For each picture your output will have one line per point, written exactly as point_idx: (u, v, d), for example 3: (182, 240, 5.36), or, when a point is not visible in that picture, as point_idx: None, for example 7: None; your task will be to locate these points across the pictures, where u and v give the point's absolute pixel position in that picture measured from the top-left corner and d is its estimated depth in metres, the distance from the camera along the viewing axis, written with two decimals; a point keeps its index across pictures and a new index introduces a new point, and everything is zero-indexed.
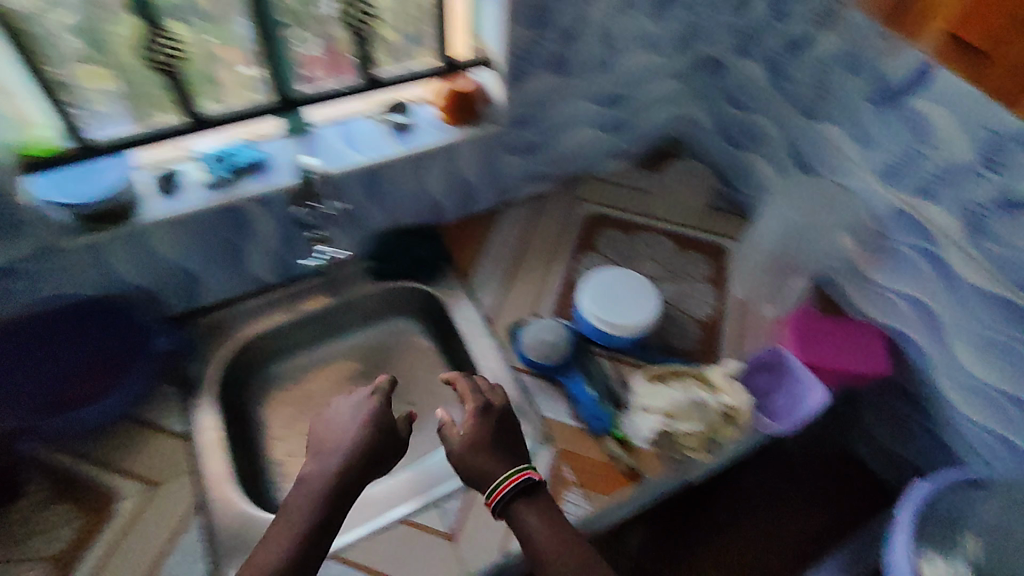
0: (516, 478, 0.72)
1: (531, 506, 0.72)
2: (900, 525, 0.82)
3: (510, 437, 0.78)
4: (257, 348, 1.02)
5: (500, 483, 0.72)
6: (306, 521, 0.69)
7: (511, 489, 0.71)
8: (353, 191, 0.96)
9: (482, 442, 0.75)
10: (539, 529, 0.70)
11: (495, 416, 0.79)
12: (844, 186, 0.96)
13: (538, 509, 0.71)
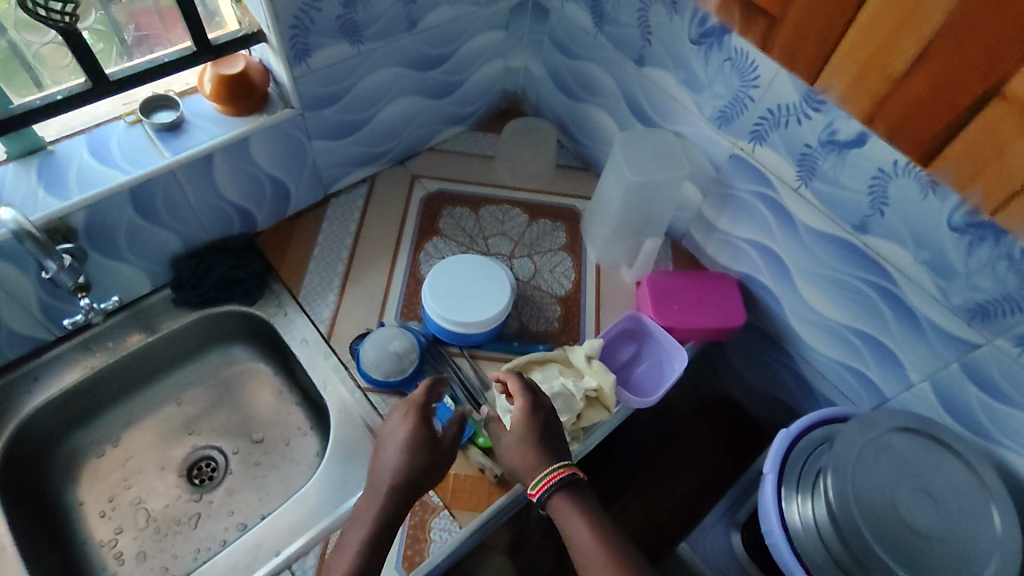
0: (553, 478, 0.66)
1: (577, 503, 0.65)
2: (766, 475, 0.83)
3: (553, 436, 0.70)
4: (51, 420, 0.85)
5: (543, 478, 0.66)
6: (354, 553, 0.63)
7: (553, 487, 0.65)
8: (123, 218, 0.79)
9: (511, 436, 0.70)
10: (588, 536, 0.63)
11: (537, 409, 0.72)
12: (680, 134, 0.90)
13: (575, 505, 0.65)
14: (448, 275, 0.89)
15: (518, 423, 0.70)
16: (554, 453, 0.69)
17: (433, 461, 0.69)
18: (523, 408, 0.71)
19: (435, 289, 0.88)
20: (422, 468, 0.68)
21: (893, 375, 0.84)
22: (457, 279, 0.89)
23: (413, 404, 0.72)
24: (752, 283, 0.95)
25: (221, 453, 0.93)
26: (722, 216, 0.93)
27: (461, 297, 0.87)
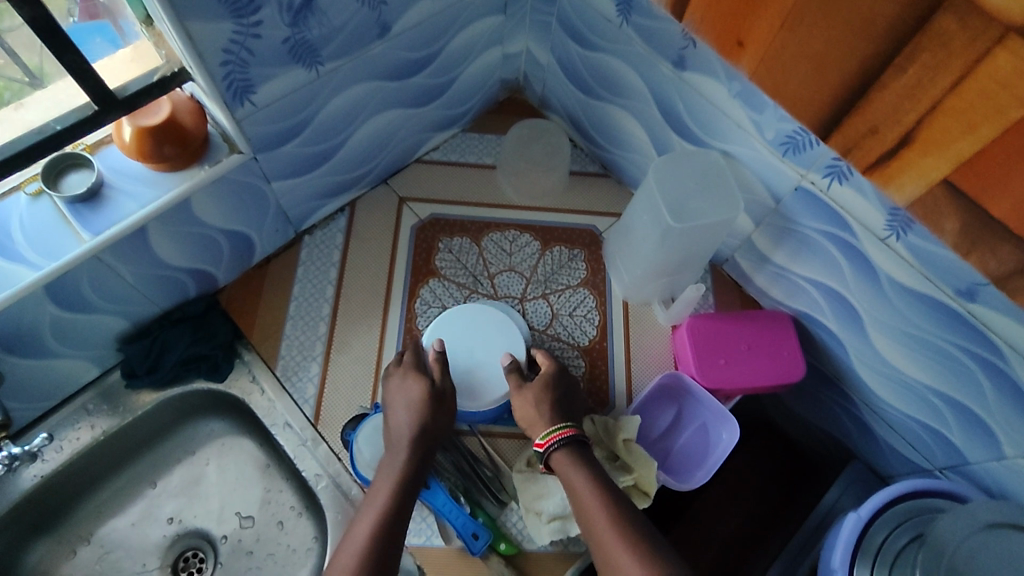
0: (565, 432, 0.67)
1: (576, 458, 0.66)
2: (835, 572, 0.73)
3: (563, 397, 0.72)
4: (3, 535, 0.74)
5: (553, 431, 0.67)
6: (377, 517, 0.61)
7: (564, 438, 0.66)
8: (43, 318, 0.63)
9: (529, 389, 0.72)
10: (590, 488, 0.63)
11: (557, 369, 0.74)
12: (728, 155, 0.72)
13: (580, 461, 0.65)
14: (500, 331, 0.78)
15: (540, 378, 0.73)
16: (562, 412, 0.71)
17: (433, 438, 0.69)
18: (551, 365, 0.74)
19: (484, 322, 0.78)
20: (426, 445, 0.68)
21: (980, 444, 0.71)
22: (495, 343, 0.77)
23: (410, 374, 0.72)
24: (810, 322, 0.80)
25: (209, 543, 0.82)
26: (778, 249, 0.76)
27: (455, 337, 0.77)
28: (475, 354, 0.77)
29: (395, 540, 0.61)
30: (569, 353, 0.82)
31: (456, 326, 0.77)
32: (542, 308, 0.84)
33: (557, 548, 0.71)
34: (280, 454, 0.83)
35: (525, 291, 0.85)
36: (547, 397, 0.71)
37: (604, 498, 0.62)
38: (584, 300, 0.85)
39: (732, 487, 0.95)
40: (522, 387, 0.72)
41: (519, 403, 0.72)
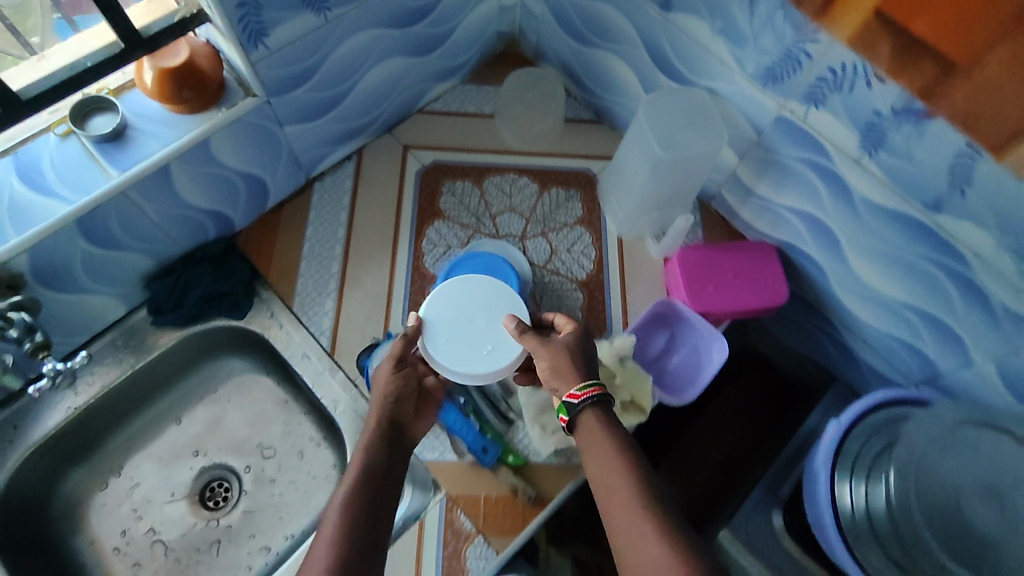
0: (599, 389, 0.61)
1: (603, 422, 0.60)
2: (818, 472, 0.79)
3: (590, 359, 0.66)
4: (40, 466, 0.78)
5: (586, 386, 0.61)
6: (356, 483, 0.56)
7: (600, 393, 0.60)
8: (77, 252, 0.67)
9: (553, 347, 0.65)
10: (612, 458, 0.57)
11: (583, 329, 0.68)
12: (714, 91, 0.77)
13: (601, 425, 0.59)
14: (499, 298, 0.73)
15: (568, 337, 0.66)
16: (591, 370, 0.64)
17: (403, 433, 0.64)
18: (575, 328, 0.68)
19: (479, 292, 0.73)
20: (399, 437, 0.63)
21: (951, 355, 0.76)
22: (495, 311, 0.72)
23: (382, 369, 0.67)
24: (793, 251, 0.86)
25: (233, 473, 0.87)
26: (761, 182, 0.81)
27: (451, 308, 0.72)
28: (475, 324, 0.72)
29: (374, 526, 0.54)
30: (569, 285, 0.87)
31: (450, 297, 0.73)
32: (541, 245, 0.89)
33: (561, 459, 0.77)
34: (298, 388, 0.88)
35: (525, 229, 0.90)
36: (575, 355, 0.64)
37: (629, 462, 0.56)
38: (581, 237, 0.90)
39: (718, 419, 1.01)
40: (547, 343, 0.65)
41: (543, 360, 0.65)
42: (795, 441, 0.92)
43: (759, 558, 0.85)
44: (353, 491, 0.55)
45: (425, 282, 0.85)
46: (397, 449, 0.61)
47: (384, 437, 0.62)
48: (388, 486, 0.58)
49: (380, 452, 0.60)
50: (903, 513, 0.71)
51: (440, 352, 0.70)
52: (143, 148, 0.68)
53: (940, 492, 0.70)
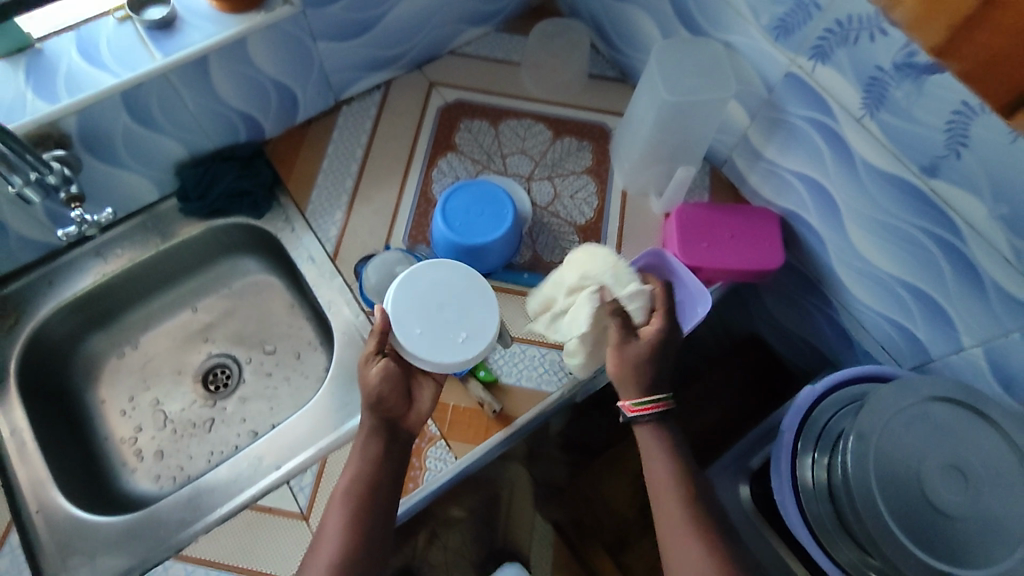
0: (655, 404, 0.70)
1: (659, 437, 0.71)
2: (783, 432, 0.77)
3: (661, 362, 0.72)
4: (69, 321, 0.87)
5: (648, 401, 0.70)
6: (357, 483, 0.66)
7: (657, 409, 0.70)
8: (120, 123, 0.75)
9: (625, 356, 0.71)
10: (666, 469, 0.69)
11: (664, 333, 0.72)
12: (729, 46, 0.78)
13: (661, 446, 0.70)
14: (466, 286, 0.71)
15: (648, 348, 0.71)
16: (650, 379, 0.71)
17: (395, 431, 0.71)
18: (657, 332, 0.72)
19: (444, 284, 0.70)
20: (389, 436, 0.70)
21: (942, 338, 0.74)
22: (463, 298, 0.70)
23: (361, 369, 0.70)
24: (796, 221, 0.85)
25: (235, 361, 0.93)
26: (770, 143, 0.82)
27: (417, 300, 0.69)
28: (446, 311, 0.69)
29: (370, 533, 0.65)
30: (567, 226, 0.89)
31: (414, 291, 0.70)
32: (545, 188, 0.91)
33: (531, 383, 0.80)
34: (301, 293, 0.94)
35: (534, 171, 0.93)
36: (645, 369, 0.70)
37: (681, 486, 0.68)
38: (586, 185, 0.92)
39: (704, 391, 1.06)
40: (623, 347, 0.71)
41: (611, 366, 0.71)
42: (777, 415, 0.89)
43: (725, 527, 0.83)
44: (344, 513, 0.65)
45: (430, 207, 0.89)
46: (387, 455, 0.69)
47: (372, 446, 0.69)
48: (380, 492, 0.67)
49: (368, 465, 0.67)
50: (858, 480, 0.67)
51: (413, 344, 0.67)
52: (187, 38, 0.75)
53: (902, 465, 0.66)
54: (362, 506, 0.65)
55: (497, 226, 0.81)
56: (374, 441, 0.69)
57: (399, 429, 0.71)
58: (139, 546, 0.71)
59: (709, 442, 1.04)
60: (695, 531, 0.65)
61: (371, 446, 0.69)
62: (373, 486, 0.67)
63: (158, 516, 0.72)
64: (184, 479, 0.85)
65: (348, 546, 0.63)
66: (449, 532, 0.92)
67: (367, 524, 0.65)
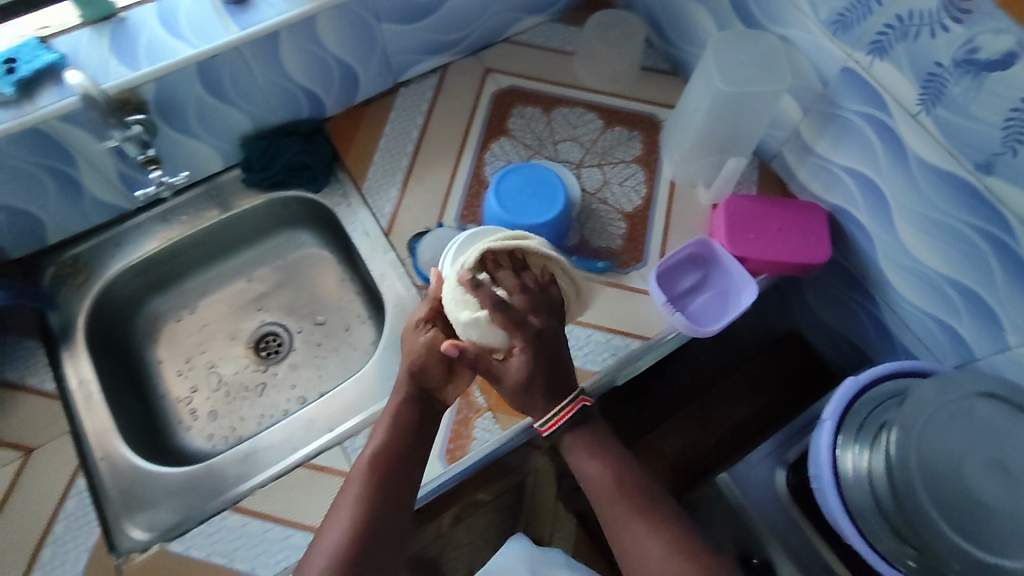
0: (570, 410, 0.67)
1: (582, 438, 0.69)
2: (825, 420, 0.76)
3: (559, 367, 0.68)
4: (134, 283, 0.91)
5: (557, 412, 0.67)
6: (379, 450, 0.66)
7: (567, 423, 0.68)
8: (194, 93, 0.79)
9: (503, 384, 0.68)
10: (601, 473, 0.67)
11: (541, 332, 0.67)
12: (786, 40, 0.79)
13: (593, 447, 0.69)
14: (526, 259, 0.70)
15: (516, 372, 0.66)
16: (558, 386, 0.68)
17: (430, 402, 0.72)
18: (525, 355, 0.66)
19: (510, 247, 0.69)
20: (421, 408, 0.71)
21: (988, 337, 0.74)
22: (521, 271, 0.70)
23: (409, 335, 0.72)
24: (844, 217, 0.85)
25: (286, 330, 0.97)
26: (822, 138, 0.82)
27: (482, 271, 0.69)
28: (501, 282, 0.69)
29: (397, 496, 0.64)
30: (615, 213, 0.91)
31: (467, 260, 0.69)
32: (595, 175, 0.93)
33: (576, 362, 0.82)
34: (353, 267, 0.97)
35: (584, 158, 0.94)
36: (547, 381, 0.67)
37: (619, 483, 0.66)
38: (635, 173, 0.93)
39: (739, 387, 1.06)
40: (501, 383, 0.68)
41: (512, 401, 0.69)
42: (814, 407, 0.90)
43: (761, 516, 0.84)
44: (371, 473, 0.64)
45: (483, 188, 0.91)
46: (414, 428, 0.69)
47: (402, 417, 0.70)
48: (408, 459, 0.67)
49: (399, 432, 0.68)
50: (899, 470, 0.68)
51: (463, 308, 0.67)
52: (262, 14, 0.78)
53: (944, 460, 0.66)
54: (383, 472, 0.65)
55: (549, 208, 0.83)
56: (405, 411, 0.70)
57: (431, 404, 0.72)
58: (196, 499, 0.74)
59: (738, 435, 1.05)
60: (644, 521, 0.63)
61: (404, 415, 0.69)
62: (398, 456, 0.66)
63: (215, 470, 0.75)
64: (235, 439, 0.88)
65: (374, 504, 0.62)
66: (477, 513, 0.96)
67: (390, 489, 0.64)
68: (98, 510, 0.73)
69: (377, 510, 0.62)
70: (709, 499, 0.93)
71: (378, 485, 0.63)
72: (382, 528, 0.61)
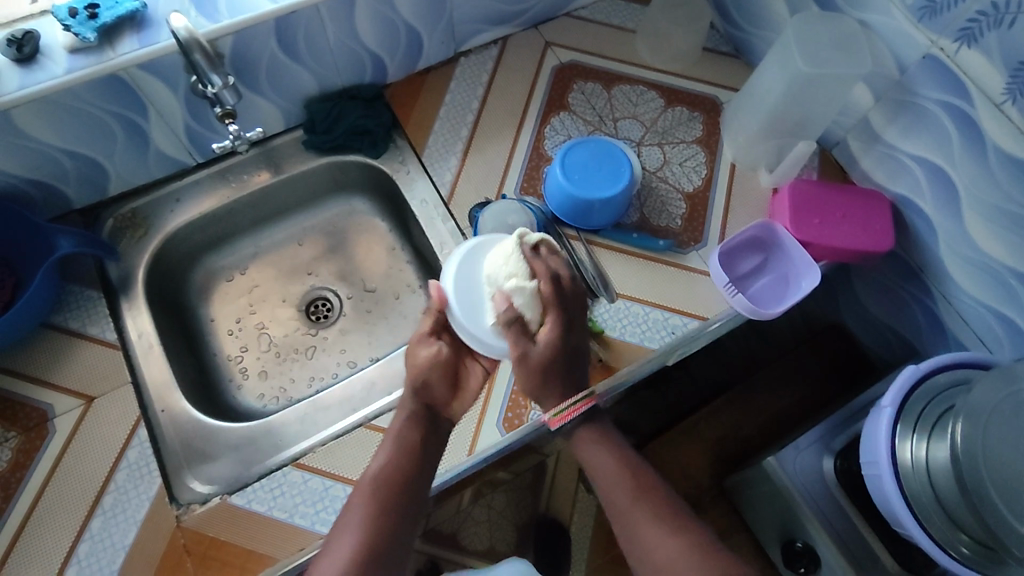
0: (583, 403, 0.69)
1: (592, 430, 0.73)
2: (882, 409, 0.73)
3: (570, 366, 0.69)
4: (190, 240, 0.91)
5: (571, 403, 0.68)
6: (383, 468, 0.65)
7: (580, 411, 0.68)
8: (267, 50, 0.78)
9: (526, 363, 0.67)
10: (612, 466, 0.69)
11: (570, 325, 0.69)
12: (865, 24, 0.79)
13: (600, 440, 0.72)
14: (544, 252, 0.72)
15: (543, 351, 0.67)
16: (573, 381, 0.69)
17: (435, 418, 0.71)
18: (552, 331, 0.67)
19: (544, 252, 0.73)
20: (425, 429, 0.70)
21: None
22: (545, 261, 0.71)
23: (413, 347, 0.73)
24: (907, 208, 0.84)
25: (336, 295, 0.97)
26: (892, 125, 0.81)
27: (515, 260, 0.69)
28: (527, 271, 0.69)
29: (394, 523, 0.62)
30: (675, 193, 0.90)
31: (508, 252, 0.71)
32: (655, 154, 0.93)
33: (634, 338, 0.82)
34: (405, 236, 0.97)
35: (644, 137, 0.94)
36: (558, 370, 0.68)
37: (630, 475, 0.68)
38: (695, 154, 0.93)
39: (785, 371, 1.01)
40: (525, 359, 0.66)
41: (527, 386, 0.68)
42: (865, 398, 0.85)
43: (808, 503, 0.81)
44: (373, 498, 0.63)
45: (543, 162, 0.91)
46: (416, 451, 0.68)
47: (406, 438, 0.68)
48: (410, 485, 0.65)
49: (403, 454, 0.67)
50: (966, 464, 0.63)
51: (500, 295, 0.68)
52: None
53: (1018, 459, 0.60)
54: (389, 492, 0.64)
55: (615, 183, 0.83)
56: (409, 435, 0.68)
57: (434, 427, 0.71)
58: (255, 454, 0.76)
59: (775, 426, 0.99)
60: (656, 514, 0.65)
61: (409, 434, 0.68)
62: (403, 476, 0.66)
63: (275, 427, 0.78)
64: (286, 399, 0.89)
65: (372, 535, 0.61)
66: (496, 491, 1.01)
67: (397, 509, 0.63)
68: (157, 458, 0.74)
69: (375, 542, 0.60)
70: (747, 487, 0.92)
71: (376, 514, 0.62)
72: (386, 553, 0.61)
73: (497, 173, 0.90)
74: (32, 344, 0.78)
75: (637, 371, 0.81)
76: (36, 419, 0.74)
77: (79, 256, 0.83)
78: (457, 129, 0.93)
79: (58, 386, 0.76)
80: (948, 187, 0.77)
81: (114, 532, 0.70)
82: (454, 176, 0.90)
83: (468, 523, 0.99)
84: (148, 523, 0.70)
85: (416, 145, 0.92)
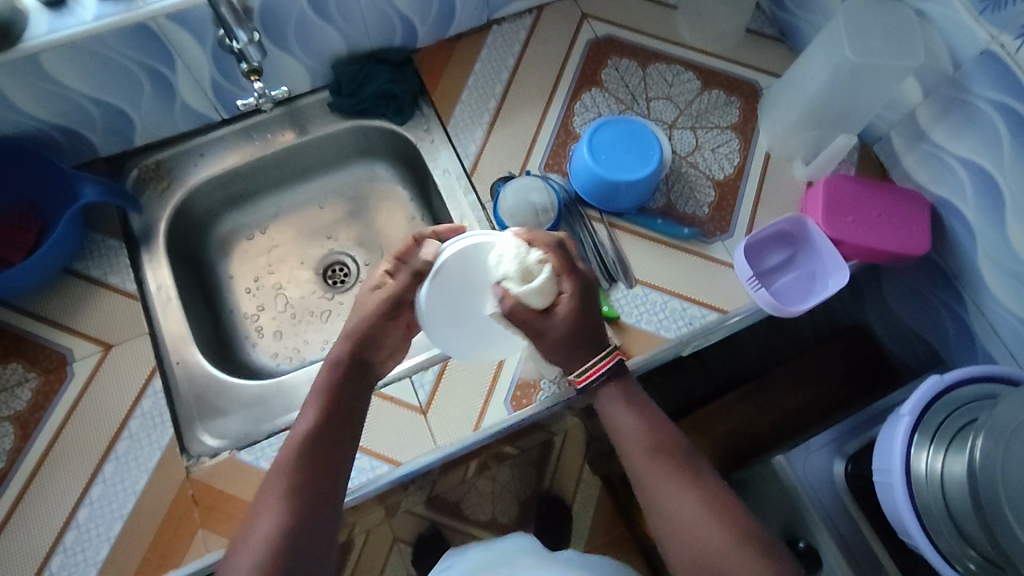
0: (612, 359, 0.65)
1: (619, 389, 0.66)
2: (901, 416, 0.71)
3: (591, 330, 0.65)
4: (212, 196, 0.91)
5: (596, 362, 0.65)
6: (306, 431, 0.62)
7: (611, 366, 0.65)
8: (296, 6, 0.77)
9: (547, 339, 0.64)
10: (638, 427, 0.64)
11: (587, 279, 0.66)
12: (921, 14, 0.75)
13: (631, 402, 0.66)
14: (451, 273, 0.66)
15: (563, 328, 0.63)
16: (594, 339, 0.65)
17: (364, 372, 0.68)
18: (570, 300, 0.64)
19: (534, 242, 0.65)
20: (356, 390, 0.67)
21: None
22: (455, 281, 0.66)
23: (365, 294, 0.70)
24: (948, 211, 0.80)
25: (353, 261, 0.96)
26: (940, 124, 0.77)
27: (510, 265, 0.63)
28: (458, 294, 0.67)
29: (319, 489, 0.59)
30: (705, 179, 0.88)
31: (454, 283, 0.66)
32: (688, 138, 0.90)
33: (650, 326, 0.80)
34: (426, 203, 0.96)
35: (677, 120, 0.91)
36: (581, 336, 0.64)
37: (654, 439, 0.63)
38: (729, 140, 0.90)
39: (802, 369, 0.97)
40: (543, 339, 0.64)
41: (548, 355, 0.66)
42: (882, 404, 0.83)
43: (814, 503, 0.79)
44: (296, 468, 0.59)
45: (571, 140, 0.89)
46: (343, 416, 0.65)
47: (336, 400, 0.65)
48: (335, 447, 0.62)
49: (333, 416, 0.64)
50: (983, 482, 0.60)
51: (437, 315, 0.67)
52: None
53: None
54: (308, 462, 0.60)
55: (642, 165, 0.81)
56: (339, 395, 0.65)
57: (364, 390, 0.68)
58: (265, 413, 0.77)
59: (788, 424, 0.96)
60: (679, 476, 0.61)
61: (340, 394, 0.66)
62: (325, 441, 0.62)
63: (286, 387, 0.78)
64: (298, 360, 0.89)
65: (295, 512, 0.57)
66: (501, 466, 1.01)
67: (315, 483, 0.59)
68: (170, 410, 0.75)
69: (300, 520, 0.57)
70: (752, 483, 0.90)
71: (301, 479, 0.59)
72: (307, 528, 0.57)
73: (522, 149, 0.88)
74: (54, 287, 0.79)
75: (659, 358, 0.80)
76: (56, 362, 0.76)
77: (102, 205, 0.84)
78: (484, 100, 0.91)
79: (77, 331, 0.77)
80: (994, 192, 0.73)
81: (125, 478, 0.71)
82: (478, 148, 0.88)
83: (472, 494, 1.00)
84: (159, 472, 0.72)
85: (441, 114, 0.90)
